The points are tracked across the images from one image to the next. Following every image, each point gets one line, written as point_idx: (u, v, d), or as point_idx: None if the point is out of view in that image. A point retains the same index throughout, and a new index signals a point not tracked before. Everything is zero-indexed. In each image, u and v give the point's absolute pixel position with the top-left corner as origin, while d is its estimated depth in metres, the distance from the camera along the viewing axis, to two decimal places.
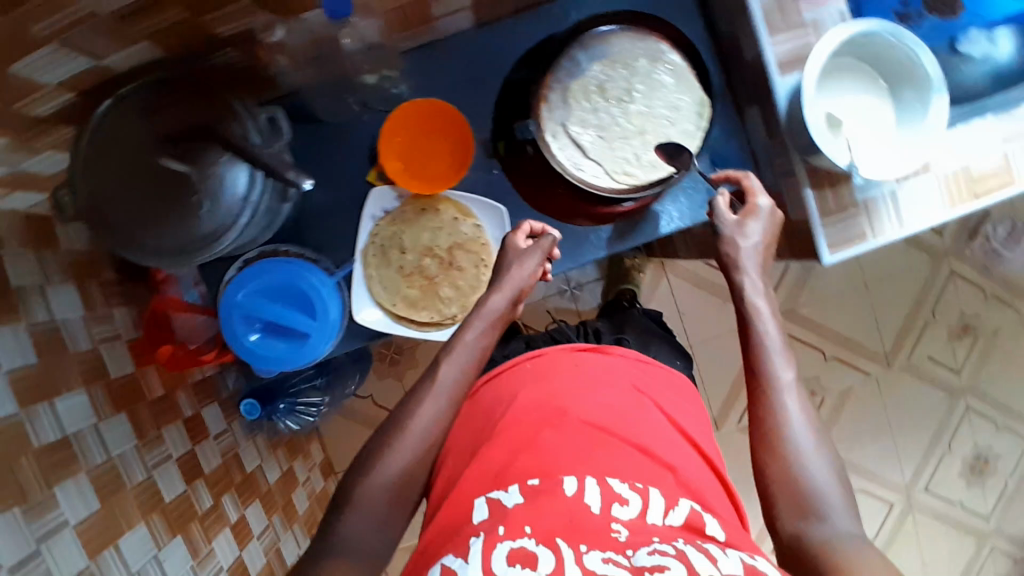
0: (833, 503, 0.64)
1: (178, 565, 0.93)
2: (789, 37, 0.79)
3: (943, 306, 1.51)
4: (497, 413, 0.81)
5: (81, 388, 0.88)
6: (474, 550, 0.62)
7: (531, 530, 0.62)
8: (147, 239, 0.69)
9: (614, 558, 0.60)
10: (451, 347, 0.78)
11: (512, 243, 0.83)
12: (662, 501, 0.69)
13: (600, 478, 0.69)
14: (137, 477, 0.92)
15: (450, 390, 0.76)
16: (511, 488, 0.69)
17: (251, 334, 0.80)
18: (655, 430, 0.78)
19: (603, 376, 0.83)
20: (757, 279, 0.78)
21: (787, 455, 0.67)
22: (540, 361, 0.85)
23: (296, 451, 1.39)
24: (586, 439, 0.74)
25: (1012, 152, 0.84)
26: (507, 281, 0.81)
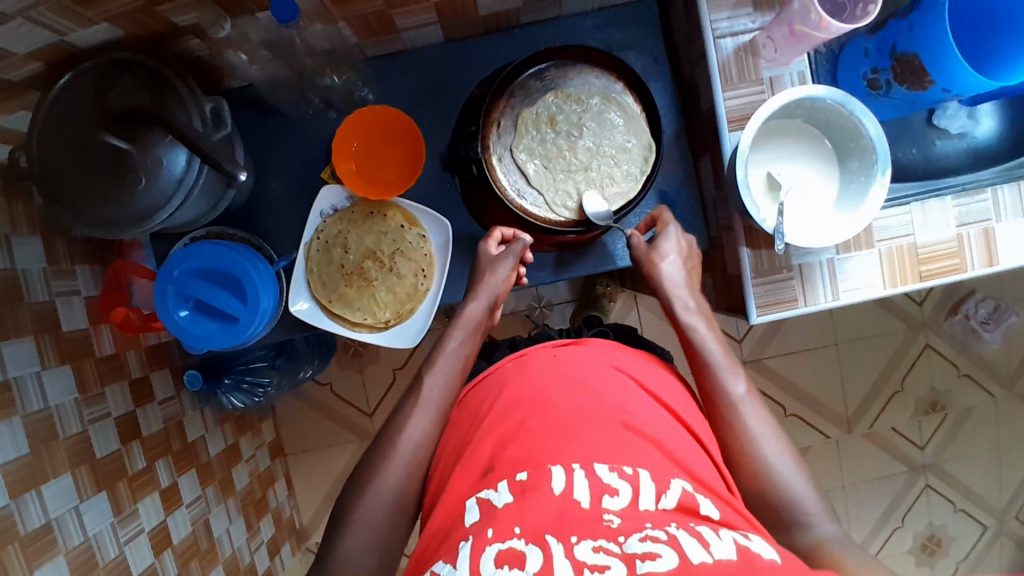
0: (812, 508, 0.69)
1: (99, 521, 0.94)
2: (740, 93, 0.80)
3: (914, 378, 1.48)
4: (486, 407, 0.77)
5: (30, 336, 0.90)
6: (463, 554, 0.58)
7: (520, 529, 0.59)
8: (81, 209, 0.72)
9: (607, 547, 0.56)
10: (437, 359, 0.81)
11: (483, 251, 0.86)
12: (652, 485, 0.64)
13: (587, 467, 0.65)
14: (71, 430, 0.93)
15: (437, 406, 0.78)
16: (500, 486, 0.65)
17: (182, 309, 0.82)
18: (640, 410, 0.74)
19: (588, 361, 0.79)
20: (694, 302, 0.83)
21: (758, 471, 0.72)
22: (523, 359, 0.81)
23: (246, 427, 1.42)
24: (571, 422, 0.70)
25: (966, 236, 0.83)
26: (482, 286, 0.85)
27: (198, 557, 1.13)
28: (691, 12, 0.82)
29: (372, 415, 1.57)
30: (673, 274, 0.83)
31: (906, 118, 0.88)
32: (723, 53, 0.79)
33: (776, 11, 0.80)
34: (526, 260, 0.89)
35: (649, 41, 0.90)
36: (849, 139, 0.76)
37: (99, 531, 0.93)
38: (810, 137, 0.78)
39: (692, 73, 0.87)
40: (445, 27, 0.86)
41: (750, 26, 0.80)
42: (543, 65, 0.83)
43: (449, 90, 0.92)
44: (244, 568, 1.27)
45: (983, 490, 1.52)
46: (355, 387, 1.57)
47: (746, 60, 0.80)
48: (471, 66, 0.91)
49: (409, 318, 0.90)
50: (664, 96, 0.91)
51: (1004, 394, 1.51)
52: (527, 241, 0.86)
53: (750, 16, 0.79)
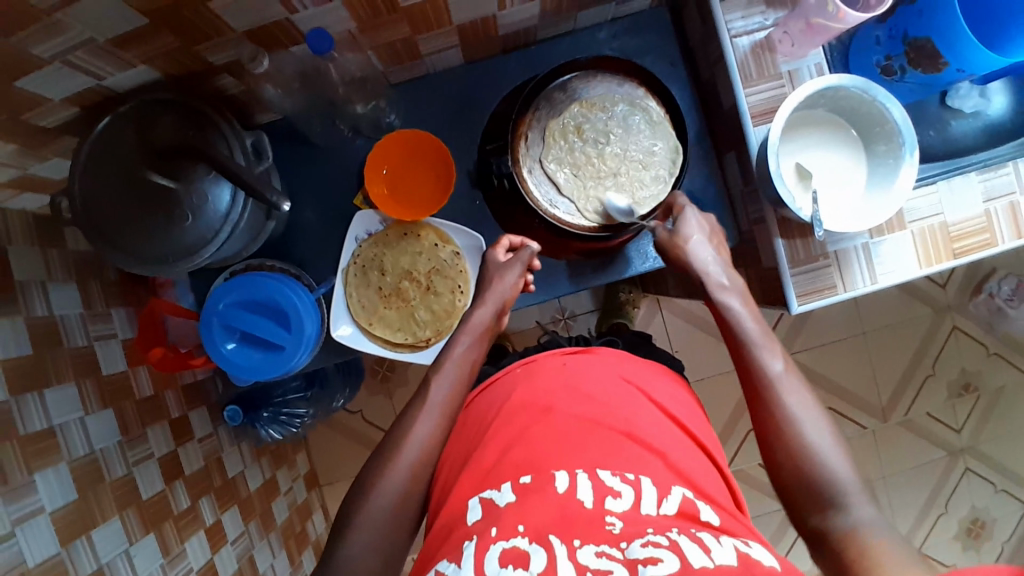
0: (852, 491, 0.65)
1: (148, 562, 0.94)
2: (762, 88, 0.82)
3: (944, 361, 1.48)
4: (489, 414, 0.78)
5: (72, 381, 0.90)
6: (468, 553, 0.59)
7: (524, 528, 0.59)
8: (131, 246, 0.73)
9: (609, 552, 0.56)
10: (443, 364, 0.81)
11: (491, 258, 0.88)
12: (654, 490, 0.64)
13: (590, 471, 0.66)
14: (117, 472, 0.93)
15: (442, 407, 0.77)
16: (503, 487, 0.66)
17: (228, 342, 0.83)
18: (646, 416, 0.74)
19: (594, 369, 0.79)
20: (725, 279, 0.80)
21: (796, 444, 0.68)
22: (531, 365, 0.82)
23: (281, 460, 1.42)
24: (574, 431, 0.71)
25: (995, 211, 0.84)
26: (490, 294, 0.86)
27: None
28: (705, 16, 0.84)
29: None
30: (704, 256, 0.81)
31: (922, 101, 0.90)
32: (740, 51, 0.82)
33: (789, 7, 0.81)
34: (536, 268, 0.91)
35: (664, 48, 0.93)
36: (873, 126, 0.77)
37: (149, 573, 0.93)
38: (835, 126, 0.80)
39: (709, 75, 0.89)
40: (466, 50, 0.89)
41: (764, 24, 0.82)
42: (566, 77, 0.85)
43: (472, 109, 0.94)
44: None
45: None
46: (385, 413, 1.57)
47: (763, 56, 0.82)
48: (492, 84, 0.94)
49: (449, 335, 0.91)
50: (682, 98, 0.93)
51: None
52: (535, 249, 0.89)
53: (764, 13, 0.82)
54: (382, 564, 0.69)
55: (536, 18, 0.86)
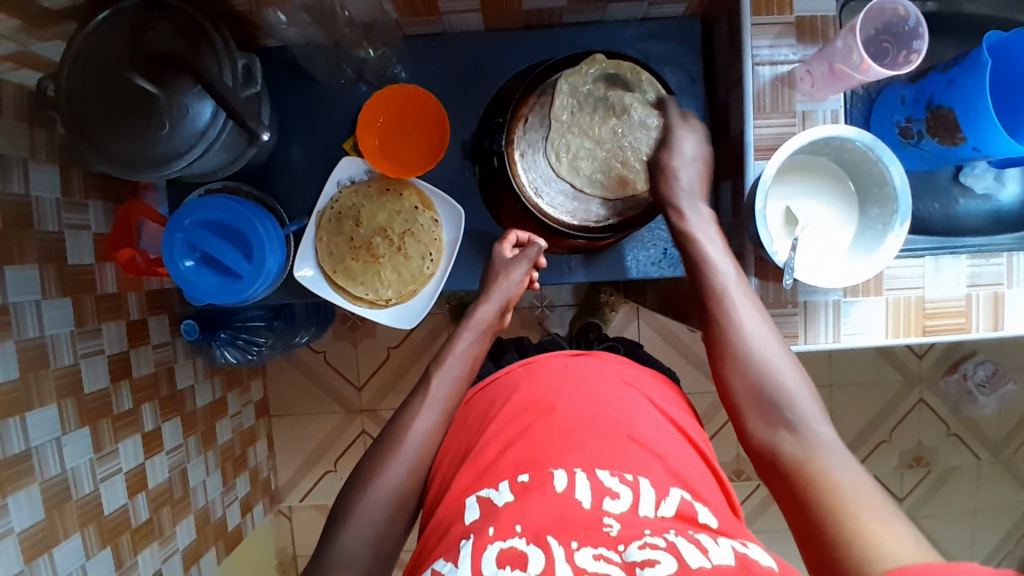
0: (807, 410, 0.65)
1: (77, 454, 0.95)
2: (772, 123, 0.80)
3: (903, 430, 1.48)
4: (494, 407, 0.77)
5: (34, 264, 0.90)
6: (464, 553, 0.59)
7: (521, 528, 0.59)
8: (104, 145, 0.72)
9: (606, 555, 0.57)
10: (445, 358, 0.81)
11: (498, 253, 0.87)
12: (653, 493, 0.64)
13: (589, 470, 0.65)
14: (63, 362, 0.94)
15: (443, 403, 0.78)
16: (501, 485, 0.65)
17: (187, 259, 0.82)
18: (647, 419, 0.74)
19: (598, 371, 0.79)
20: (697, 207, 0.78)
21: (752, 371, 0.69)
22: (532, 365, 0.81)
23: (235, 382, 1.43)
24: (575, 428, 0.70)
25: (976, 297, 0.83)
26: (495, 291, 0.85)
27: (170, 504, 1.15)
28: (732, 36, 0.82)
29: (360, 388, 1.58)
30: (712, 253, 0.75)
31: (934, 170, 0.87)
32: (759, 80, 0.79)
33: (819, 46, 0.79)
34: (541, 267, 0.90)
35: (687, 60, 0.91)
36: (872, 185, 0.76)
37: (76, 465, 0.94)
38: (833, 176, 0.78)
39: (723, 98, 0.86)
40: (487, 17, 0.86)
41: (789, 58, 0.79)
42: (575, 68, 0.83)
43: (481, 80, 0.92)
44: (213, 521, 1.29)
45: (956, 551, 1.51)
46: (347, 360, 1.57)
47: (781, 90, 0.80)
48: (507, 59, 0.91)
49: (410, 300, 0.90)
50: (694, 114, 0.91)
51: (990, 459, 1.50)
52: (542, 246, 0.88)
53: (791, 47, 0.79)
54: None
55: (563, 2, 0.83)
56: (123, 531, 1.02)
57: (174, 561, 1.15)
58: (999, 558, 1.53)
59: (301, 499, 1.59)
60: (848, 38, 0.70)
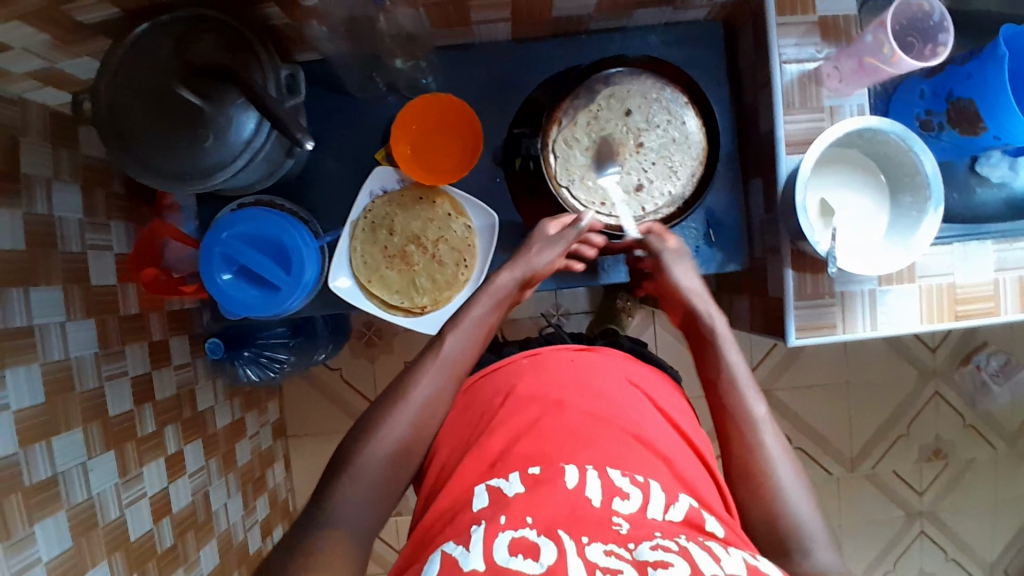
0: (818, 539, 0.65)
1: (103, 479, 0.92)
2: (803, 118, 0.82)
3: (920, 424, 1.49)
4: (495, 401, 0.76)
5: (59, 284, 0.89)
6: (475, 538, 0.57)
7: (533, 520, 0.59)
8: (148, 158, 0.72)
9: (617, 551, 0.56)
10: (462, 320, 0.78)
11: (540, 229, 0.83)
12: (662, 495, 0.64)
13: (600, 469, 0.65)
14: (88, 384, 0.92)
15: (453, 367, 0.75)
16: (512, 477, 0.65)
17: (225, 273, 0.82)
18: (650, 418, 0.75)
19: (604, 368, 0.79)
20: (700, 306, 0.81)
21: (768, 495, 0.68)
22: (538, 359, 0.80)
23: (253, 404, 1.41)
24: (585, 427, 0.70)
25: (1003, 282, 0.85)
26: (520, 262, 0.82)
27: (194, 529, 1.12)
28: (760, 38, 0.84)
29: None
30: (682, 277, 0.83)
31: (951, 162, 0.90)
32: (788, 78, 0.81)
33: (844, 43, 0.82)
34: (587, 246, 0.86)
35: (712, 63, 0.93)
36: (903, 174, 0.78)
37: (102, 491, 0.92)
38: (863, 169, 0.80)
39: (751, 97, 0.88)
40: (516, 25, 0.88)
41: (815, 55, 0.82)
42: (612, 71, 0.85)
43: (511, 88, 0.93)
44: (236, 545, 1.26)
45: (975, 543, 1.52)
46: (363, 377, 1.56)
47: (810, 88, 0.82)
48: (535, 67, 0.93)
49: (447, 306, 0.90)
50: (723, 116, 0.93)
51: (1006, 449, 1.52)
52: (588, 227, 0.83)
53: (817, 45, 0.82)
54: None
55: (592, 9, 0.85)
56: (150, 557, 1.00)
57: None
58: (1019, 547, 1.54)
59: None
60: (879, 32, 0.73)
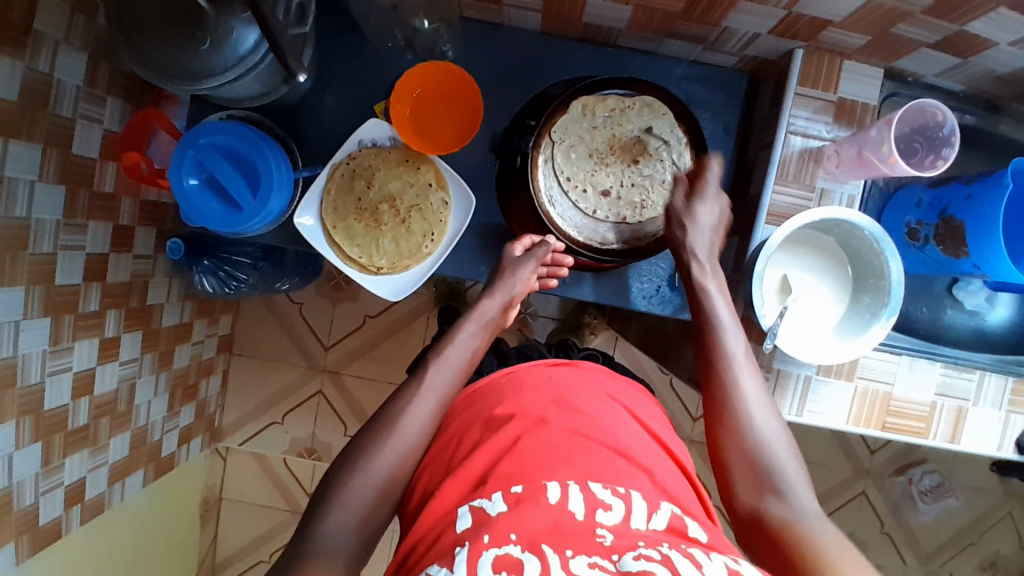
0: (791, 480, 0.67)
1: (33, 343, 0.92)
2: (792, 192, 0.82)
3: (840, 518, 1.50)
4: (476, 426, 0.74)
5: (39, 144, 0.87)
6: (459, 559, 0.56)
7: (515, 536, 0.56)
8: (142, 47, 0.72)
9: (601, 564, 0.54)
10: (445, 347, 0.79)
11: (507, 253, 0.85)
12: (645, 505, 0.63)
13: (582, 483, 0.63)
14: (43, 249, 0.91)
15: (439, 394, 0.75)
16: (494, 496, 0.62)
17: (193, 178, 0.81)
18: (631, 433, 0.73)
19: (583, 387, 0.78)
20: (705, 261, 0.80)
21: (742, 432, 0.69)
22: (515, 377, 0.79)
23: (206, 312, 1.41)
24: (564, 444, 0.68)
25: (940, 405, 0.85)
26: (500, 286, 0.84)
27: (110, 415, 1.13)
28: (776, 100, 0.83)
29: (327, 348, 1.57)
30: (701, 241, 0.81)
31: (930, 278, 0.89)
32: (789, 148, 0.81)
33: (853, 129, 0.82)
34: (559, 269, 0.88)
35: (726, 112, 0.92)
36: (869, 274, 0.78)
37: (28, 353, 0.92)
38: (835, 258, 0.80)
39: (752, 157, 0.88)
40: (546, 19, 0.87)
41: (823, 135, 0.82)
42: (617, 91, 0.86)
43: (525, 79, 0.92)
44: (150, 442, 1.27)
45: None
46: (321, 317, 1.56)
47: (806, 165, 0.82)
48: (554, 65, 0.92)
49: (402, 272, 0.90)
50: (720, 165, 0.92)
51: (915, 565, 1.53)
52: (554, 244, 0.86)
53: (827, 124, 0.82)
54: None
55: (624, 24, 0.84)
56: (58, 429, 1.00)
57: (101, 472, 1.13)
58: None
59: (241, 443, 1.58)
60: (883, 129, 0.73)
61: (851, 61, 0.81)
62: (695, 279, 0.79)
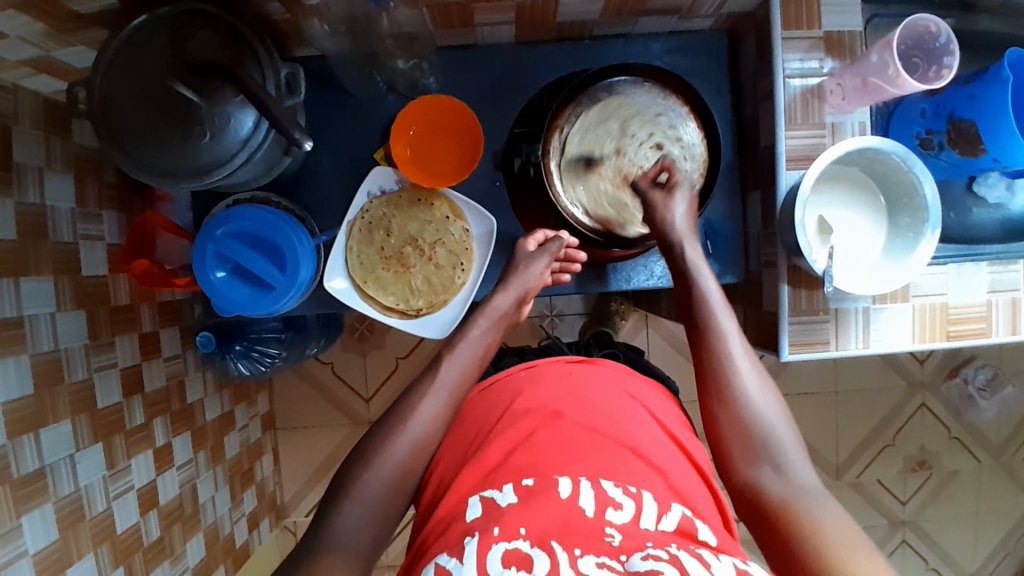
0: (807, 500, 0.65)
1: (91, 471, 0.91)
2: (804, 133, 0.82)
3: (906, 435, 1.51)
4: (492, 417, 0.75)
5: (49, 275, 0.86)
6: (469, 551, 0.56)
7: (526, 530, 0.57)
8: (142, 154, 0.71)
9: (609, 563, 0.54)
10: (458, 343, 0.79)
11: (519, 246, 0.87)
12: (655, 505, 0.61)
13: (593, 480, 0.62)
14: (77, 376, 0.90)
15: (451, 389, 0.75)
16: (506, 488, 0.63)
17: (218, 270, 0.81)
18: (646, 430, 0.72)
19: (600, 382, 0.77)
20: (701, 260, 0.80)
21: (761, 457, 0.68)
22: (534, 371, 0.79)
23: (243, 395, 1.40)
24: (582, 441, 0.67)
25: (995, 303, 0.86)
26: (513, 281, 0.85)
27: (180, 522, 1.12)
28: (763, 51, 0.83)
29: (368, 401, 1.56)
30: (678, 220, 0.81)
31: (949, 181, 0.90)
32: (790, 92, 0.81)
33: (845, 60, 0.82)
34: (573, 256, 0.90)
35: (714, 73, 0.92)
36: (902, 196, 0.78)
37: (89, 483, 0.90)
38: (862, 189, 0.81)
39: (753, 109, 0.88)
40: (519, 29, 0.87)
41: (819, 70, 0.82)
42: (615, 80, 0.85)
43: (511, 91, 0.92)
44: (222, 538, 1.26)
45: (955, 552, 1.54)
46: (354, 370, 1.55)
47: (811, 104, 0.82)
48: (536, 71, 0.92)
49: (440, 310, 0.90)
50: (721, 125, 0.92)
51: (990, 461, 1.54)
52: (565, 240, 0.87)
53: (821, 60, 0.82)
54: (329, 526, 0.65)
55: (597, 15, 0.84)
56: (135, 549, 0.99)
57: None
58: (1000, 558, 1.57)
59: (306, 514, 1.56)
60: (885, 53, 0.74)
61: None
62: (686, 257, 0.80)
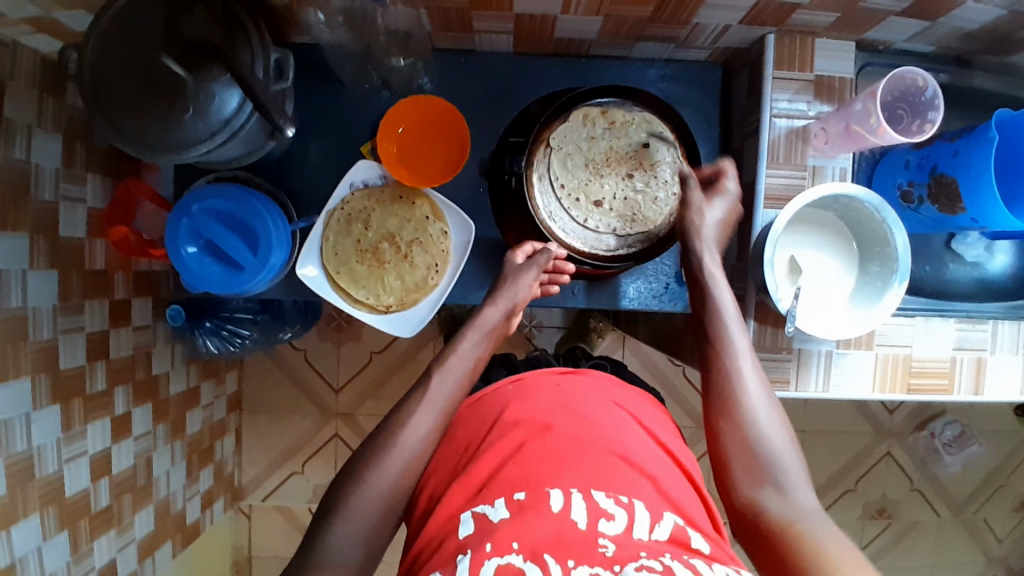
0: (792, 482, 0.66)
1: (46, 432, 0.90)
2: (786, 173, 0.83)
3: (868, 482, 1.51)
4: (482, 428, 0.71)
5: (25, 232, 0.86)
6: (461, 570, 0.54)
7: (518, 545, 0.55)
8: (123, 124, 0.71)
9: None
10: (448, 358, 0.78)
11: (508, 260, 0.85)
12: (648, 515, 0.59)
13: (584, 491, 0.59)
14: (43, 336, 0.89)
15: (443, 404, 0.74)
16: (497, 503, 0.60)
17: (190, 245, 0.81)
18: (637, 438, 0.69)
19: (588, 392, 0.73)
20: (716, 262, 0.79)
21: (746, 428, 0.69)
22: (522, 384, 0.74)
23: (211, 372, 1.39)
24: (569, 449, 0.64)
25: (959, 361, 0.86)
26: (502, 294, 0.83)
27: (131, 492, 1.11)
28: (754, 88, 0.84)
29: (338, 391, 1.55)
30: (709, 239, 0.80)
31: (928, 235, 0.90)
32: (775, 131, 0.82)
33: (835, 104, 0.83)
34: (562, 271, 0.87)
35: (706, 104, 0.93)
36: (874, 244, 0.79)
37: (43, 443, 0.90)
38: (838, 233, 0.81)
39: (740, 143, 0.89)
40: (518, 40, 0.87)
41: (806, 113, 0.83)
42: (603, 100, 0.86)
43: (504, 100, 0.93)
44: (174, 513, 1.25)
45: None
46: (327, 360, 1.55)
47: (795, 145, 0.83)
48: (531, 83, 0.93)
49: (411, 308, 0.90)
50: (708, 157, 0.93)
51: (950, 517, 1.54)
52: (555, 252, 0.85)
53: (808, 103, 0.83)
54: None
55: (596, 34, 0.85)
56: (82, 515, 0.98)
57: (130, 551, 1.11)
58: None
59: (263, 499, 1.56)
60: (868, 102, 0.74)
61: (823, 39, 0.82)
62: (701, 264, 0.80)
